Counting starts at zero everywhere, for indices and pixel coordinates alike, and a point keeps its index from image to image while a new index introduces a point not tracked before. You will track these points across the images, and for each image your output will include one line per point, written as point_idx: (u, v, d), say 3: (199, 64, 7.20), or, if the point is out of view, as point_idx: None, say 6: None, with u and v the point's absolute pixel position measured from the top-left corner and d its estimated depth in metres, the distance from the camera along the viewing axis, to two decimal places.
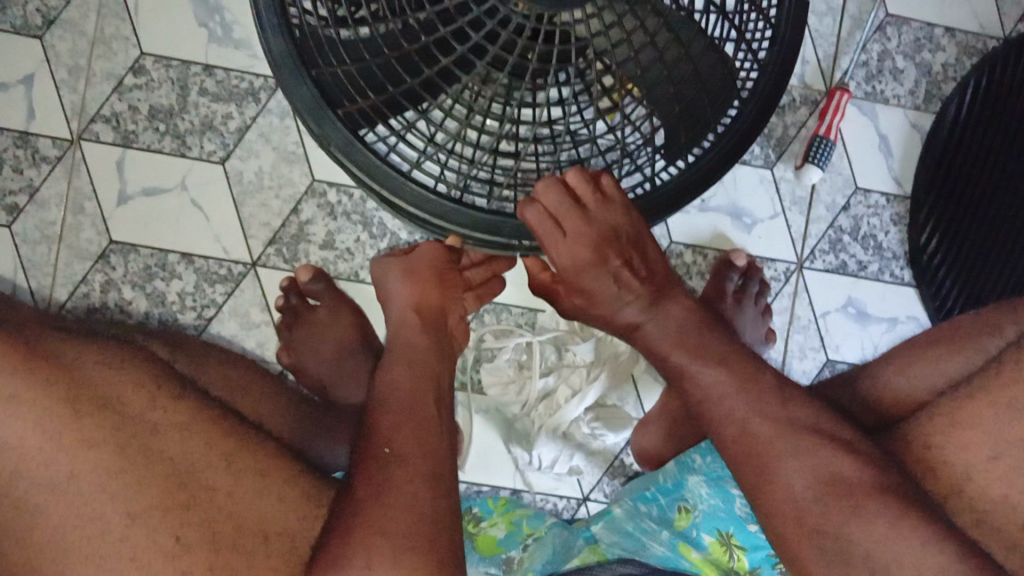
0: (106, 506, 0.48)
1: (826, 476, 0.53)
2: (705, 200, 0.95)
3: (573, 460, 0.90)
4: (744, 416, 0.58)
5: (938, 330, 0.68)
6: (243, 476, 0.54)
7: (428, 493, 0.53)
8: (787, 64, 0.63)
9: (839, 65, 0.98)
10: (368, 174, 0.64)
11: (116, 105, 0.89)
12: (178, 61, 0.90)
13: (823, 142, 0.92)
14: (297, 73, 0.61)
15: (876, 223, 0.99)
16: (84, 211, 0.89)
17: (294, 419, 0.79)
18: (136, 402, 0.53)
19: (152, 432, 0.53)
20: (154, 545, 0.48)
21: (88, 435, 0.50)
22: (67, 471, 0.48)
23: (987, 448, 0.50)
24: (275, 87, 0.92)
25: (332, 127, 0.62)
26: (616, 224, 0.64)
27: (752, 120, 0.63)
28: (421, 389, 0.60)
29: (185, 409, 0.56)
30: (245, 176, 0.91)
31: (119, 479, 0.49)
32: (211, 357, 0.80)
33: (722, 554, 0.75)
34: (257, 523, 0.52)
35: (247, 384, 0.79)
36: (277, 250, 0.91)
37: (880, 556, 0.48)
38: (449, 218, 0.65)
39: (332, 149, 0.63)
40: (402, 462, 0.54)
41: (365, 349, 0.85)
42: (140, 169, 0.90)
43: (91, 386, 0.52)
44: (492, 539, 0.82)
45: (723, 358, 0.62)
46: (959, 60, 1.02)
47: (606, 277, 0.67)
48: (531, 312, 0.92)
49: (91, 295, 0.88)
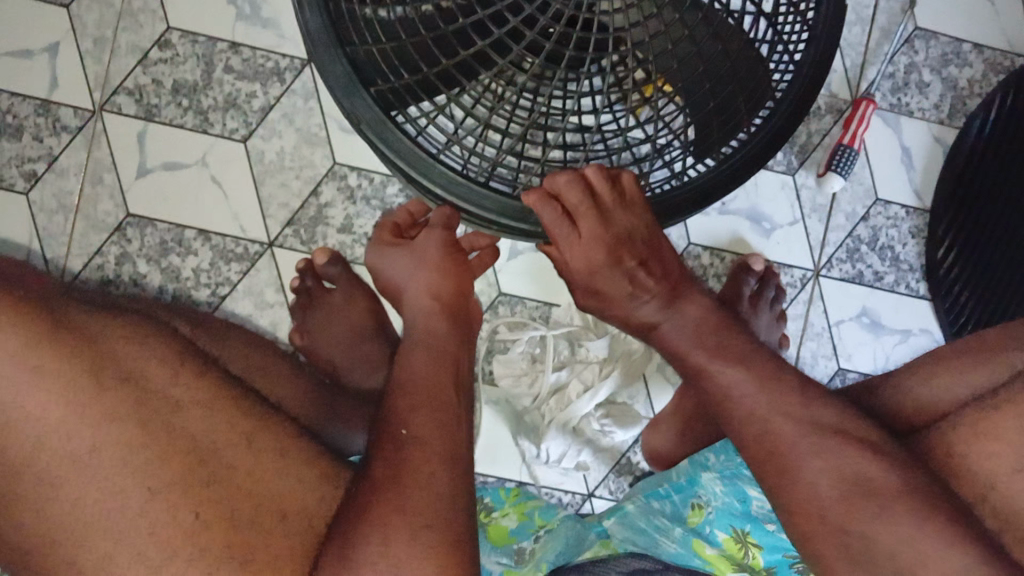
0: (126, 482, 0.48)
1: (855, 483, 0.51)
2: (725, 203, 0.95)
3: (581, 456, 0.90)
4: (767, 412, 0.57)
5: (964, 342, 0.68)
6: (262, 455, 0.53)
7: (446, 474, 0.52)
8: (821, 67, 0.64)
9: (866, 75, 0.98)
10: (399, 156, 0.65)
11: (140, 79, 0.89)
12: (205, 37, 0.90)
13: (846, 150, 0.92)
14: (334, 51, 0.62)
15: (894, 235, 0.99)
16: (102, 183, 0.88)
17: (310, 400, 0.78)
18: (157, 377, 0.53)
19: (173, 409, 0.52)
20: (173, 522, 0.48)
21: (110, 410, 0.49)
22: (86, 445, 0.48)
23: (1015, 458, 0.50)
24: (302, 68, 0.92)
25: (366, 106, 0.63)
26: (631, 226, 0.65)
27: (784, 122, 0.65)
28: (443, 373, 0.59)
29: (206, 384, 0.55)
30: (266, 156, 0.91)
31: (139, 455, 0.49)
32: (229, 334, 0.79)
33: (736, 550, 0.74)
34: (274, 499, 0.52)
35: (261, 363, 0.78)
36: (295, 232, 0.91)
37: (905, 554, 0.47)
38: (478, 204, 0.66)
39: (364, 128, 0.64)
40: (420, 443, 0.53)
41: (379, 335, 0.85)
42: (161, 144, 0.89)
43: (113, 359, 0.52)
44: (504, 528, 0.83)
45: (745, 356, 0.62)
46: (985, 77, 1.02)
47: (624, 277, 0.67)
48: (546, 305, 0.92)
49: (106, 267, 0.88)
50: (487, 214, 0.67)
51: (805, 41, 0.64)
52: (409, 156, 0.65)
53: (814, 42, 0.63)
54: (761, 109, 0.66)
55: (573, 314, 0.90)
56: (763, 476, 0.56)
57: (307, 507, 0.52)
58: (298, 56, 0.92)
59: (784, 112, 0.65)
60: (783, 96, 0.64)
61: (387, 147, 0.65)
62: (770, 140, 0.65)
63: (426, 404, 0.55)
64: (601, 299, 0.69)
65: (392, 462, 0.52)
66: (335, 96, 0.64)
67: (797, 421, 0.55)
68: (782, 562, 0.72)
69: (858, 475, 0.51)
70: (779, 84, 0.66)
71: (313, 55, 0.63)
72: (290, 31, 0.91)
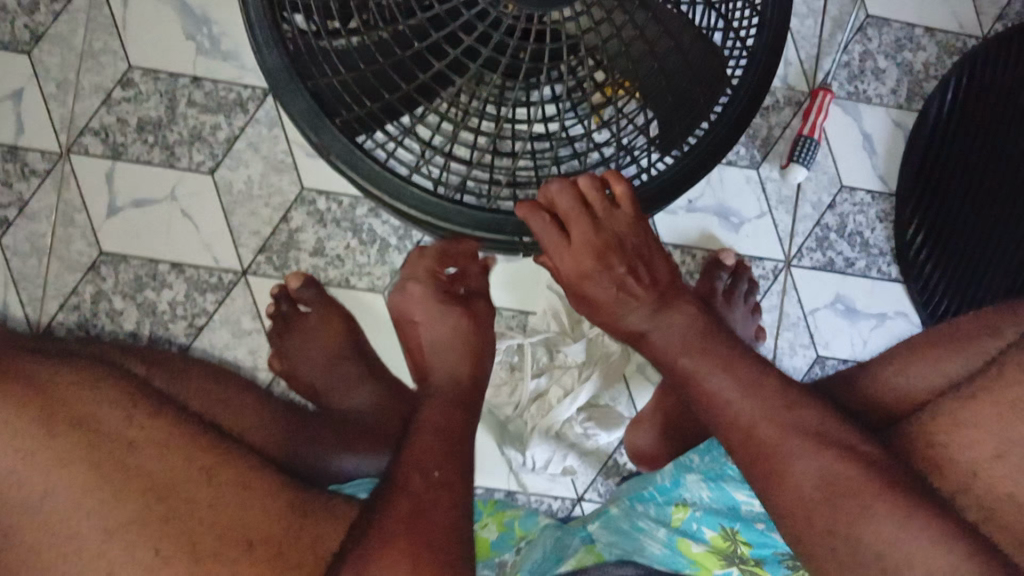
0: (80, 522, 0.49)
1: (832, 483, 0.51)
2: (693, 200, 0.95)
3: (567, 460, 0.90)
4: (750, 420, 0.56)
5: (939, 330, 0.69)
6: (222, 488, 0.53)
7: (451, 521, 0.51)
8: (773, 52, 0.66)
9: (821, 67, 0.99)
10: (371, 182, 0.66)
11: (105, 118, 0.90)
12: (166, 73, 0.91)
13: (807, 141, 0.93)
14: (297, 88, 0.63)
15: (862, 221, 1.00)
16: (74, 224, 0.89)
17: (277, 429, 0.78)
18: (113, 421, 0.54)
19: (128, 449, 0.52)
20: (135, 556, 0.48)
21: (62, 454, 0.50)
22: (37, 489, 0.49)
23: (992, 445, 0.50)
24: (264, 96, 0.92)
25: (334, 137, 0.65)
26: (619, 232, 0.65)
27: (743, 107, 0.66)
28: (442, 412, 0.61)
29: (162, 424, 0.56)
30: (235, 186, 0.92)
31: (94, 493, 0.49)
32: (190, 373, 0.80)
33: (724, 544, 0.75)
34: (242, 531, 0.51)
35: (226, 399, 0.79)
36: (267, 258, 0.91)
37: (892, 554, 0.47)
38: (454, 220, 0.68)
39: (334, 159, 0.66)
40: (424, 469, 0.54)
41: (357, 357, 0.86)
42: (130, 181, 0.90)
43: (67, 405, 0.53)
44: (486, 541, 0.81)
45: (727, 359, 0.60)
46: (940, 60, 1.03)
47: (611, 282, 0.65)
48: (523, 313, 0.92)
49: (81, 306, 0.88)
50: (465, 229, 0.69)
51: (755, 28, 0.65)
52: (381, 181, 0.67)
53: (763, 27, 0.64)
54: (720, 98, 0.67)
55: (549, 320, 0.90)
56: (752, 473, 0.56)
57: (275, 531, 0.52)
58: (259, 86, 0.92)
59: (742, 99, 0.67)
60: (739, 84, 0.66)
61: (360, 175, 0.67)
62: (732, 126, 0.67)
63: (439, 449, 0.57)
64: (590, 304, 0.67)
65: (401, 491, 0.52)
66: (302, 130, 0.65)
67: (782, 425, 0.55)
68: (771, 558, 0.73)
69: (837, 477, 0.51)
70: (734, 71, 0.68)
71: (276, 95, 0.64)
72: (251, 62, 0.92)
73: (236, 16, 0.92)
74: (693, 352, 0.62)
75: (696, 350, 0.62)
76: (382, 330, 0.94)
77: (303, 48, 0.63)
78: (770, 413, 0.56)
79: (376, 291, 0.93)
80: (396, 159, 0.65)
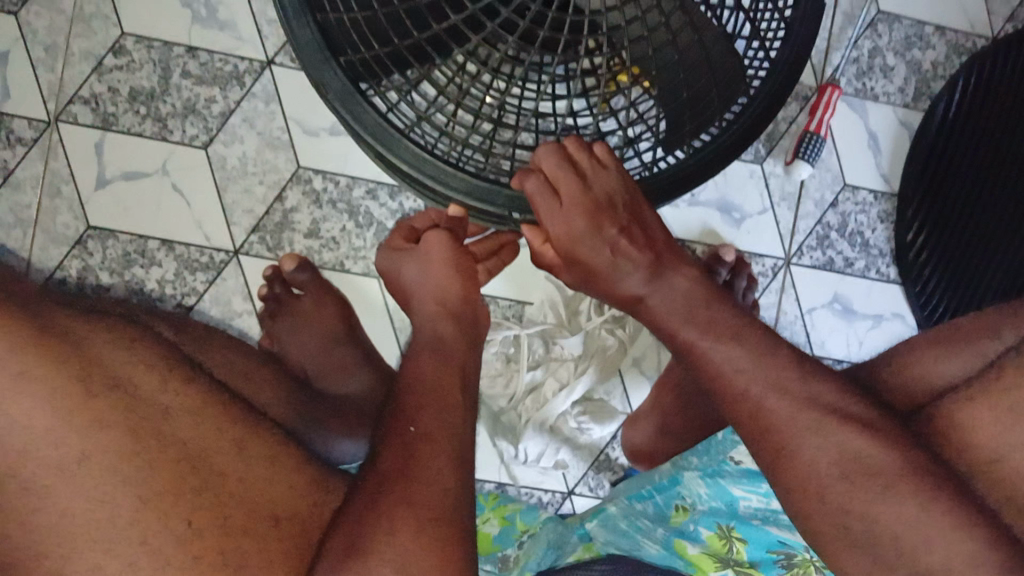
0: (115, 491, 0.46)
1: (854, 465, 0.50)
2: (695, 194, 0.94)
3: (559, 454, 0.90)
4: (761, 392, 0.54)
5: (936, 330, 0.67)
6: (253, 461, 0.52)
7: (451, 472, 0.50)
8: (798, 65, 0.63)
9: (831, 60, 0.98)
10: (365, 128, 0.64)
11: (96, 86, 0.87)
12: (160, 42, 0.88)
13: (813, 138, 0.92)
14: (304, 18, 0.61)
15: (863, 220, 1.00)
16: (61, 195, 0.86)
17: (290, 405, 0.77)
18: (147, 384, 0.52)
19: (162, 416, 0.51)
20: (166, 530, 0.46)
21: (100, 417, 0.48)
22: (75, 454, 0.46)
23: (988, 451, 0.50)
24: (261, 70, 0.90)
25: (333, 75, 0.62)
26: (611, 190, 0.62)
27: (755, 119, 0.64)
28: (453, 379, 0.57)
29: (195, 392, 0.54)
30: (228, 162, 0.89)
31: (132, 459, 0.47)
32: (210, 339, 0.76)
33: (720, 546, 0.73)
34: (268, 507, 0.50)
35: (245, 369, 0.76)
36: (261, 238, 0.89)
37: (909, 538, 0.47)
38: (443, 182, 0.66)
39: (329, 97, 0.63)
40: (428, 441, 0.51)
41: (351, 339, 0.85)
42: (121, 153, 0.87)
43: (102, 365, 0.51)
44: (488, 535, 0.81)
45: (736, 333, 0.58)
46: (949, 60, 1.02)
47: (603, 246, 0.63)
48: (519, 304, 0.90)
49: (68, 281, 0.85)
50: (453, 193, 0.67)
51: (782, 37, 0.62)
52: (376, 129, 0.64)
53: (790, 39, 0.62)
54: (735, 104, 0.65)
55: (546, 311, 0.89)
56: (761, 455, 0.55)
57: (301, 510, 0.52)
58: (257, 58, 0.90)
59: (757, 109, 0.64)
60: (755, 93, 0.63)
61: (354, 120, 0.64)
62: (742, 134, 0.64)
63: (431, 403, 0.54)
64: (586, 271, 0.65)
65: (401, 456, 0.50)
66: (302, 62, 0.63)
67: (792, 398, 0.53)
68: (766, 560, 0.70)
69: (858, 453, 0.50)
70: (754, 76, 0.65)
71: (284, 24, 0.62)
72: (249, 33, 0.89)
73: None
74: (699, 323, 0.60)
75: (700, 322, 0.60)
76: (377, 316, 0.92)
77: None
78: (778, 384, 0.55)
79: (370, 275, 0.91)
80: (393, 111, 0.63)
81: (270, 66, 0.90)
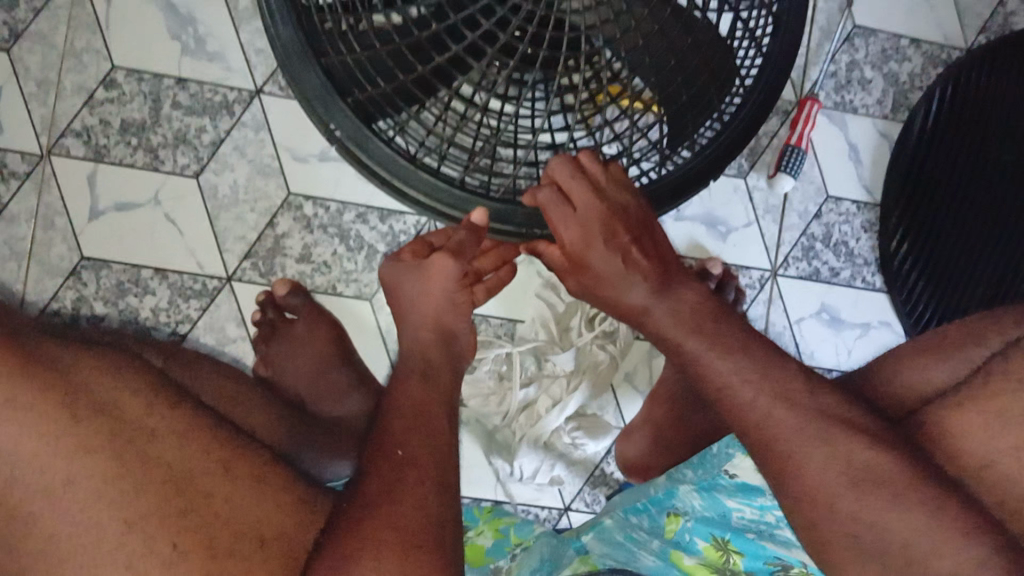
0: (101, 514, 0.47)
1: (863, 471, 0.50)
2: (681, 209, 0.95)
3: (554, 470, 0.91)
4: (748, 373, 0.56)
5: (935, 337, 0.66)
6: (239, 483, 0.52)
7: (436, 498, 0.52)
8: (788, 56, 0.66)
9: (809, 76, 0.99)
10: (379, 162, 0.69)
11: (87, 119, 0.88)
12: (151, 74, 0.89)
13: (794, 151, 0.93)
14: (309, 63, 0.65)
15: (847, 230, 1.02)
16: (54, 227, 0.87)
17: (285, 430, 0.80)
18: (134, 408, 0.51)
19: (148, 438, 0.50)
20: (153, 552, 0.47)
21: (85, 440, 0.48)
22: (61, 478, 0.47)
23: (980, 456, 0.51)
24: (250, 99, 0.91)
25: (343, 115, 0.67)
26: (624, 203, 0.63)
27: (754, 110, 0.68)
28: (437, 406, 0.59)
29: (182, 416, 0.54)
30: (220, 190, 0.90)
31: (116, 485, 0.48)
32: (201, 368, 0.78)
33: (717, 556, 0.74)
34: (254, 528, 0.50)
35: (241, 398, 0.79)
36: (252, 264, 0.91)
37: (918, 545, 0.48)
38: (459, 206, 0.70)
39: (343, 138, 0.68)
40: (414, 465, 0.53)
41: (345, 363, 0.86)
42: (112, 184, 0.88)
43: (85, 390, 0.50)
44: (481, 548, 0.84)
45: (742, 344, 0.58)
46: (925, 71, 1.04)
47: (616, 255, 0.62)
48: (511, 322, 0.92)
49: (63, 311, 0.86)
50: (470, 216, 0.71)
51: (771, 32, 0.66)
52: (390, 163, 0.69)
53: (779, 35, 0.65)
54: (731, 98, 0.68)
55: (537, 329, 0.89)
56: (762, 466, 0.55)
57: (288, 532, 0.52)
58: (246, 88, 0.91)
59: (755, 103, 0.67)
60: (752, 89, 0.67)
61: (368, 155, 0.69)
62: (745, 126, 0.68)
63: (417, 431, 0.56)
64: (593, 279, 0.63)
65: (388, 482, 0.51)
66: (313, 106, 0.67)
67: (798, 410, 0.53)
68: (762, 569, 0.71)
69: (864, 460, 0.50)
70: (747, 70, 0.68)
71: (290, 73, 0.66)
72: (238, 63, 0.91)
73: (224, 19, 0.90)
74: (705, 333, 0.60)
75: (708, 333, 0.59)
76: (374, 341, 0.94)
77: (317, 24, 0.64)
78: (784, 393, 0.55)
79: (362, 298, 0.93)
80: (403, 141, 0.67)
81: (258, 95, 0.91)
